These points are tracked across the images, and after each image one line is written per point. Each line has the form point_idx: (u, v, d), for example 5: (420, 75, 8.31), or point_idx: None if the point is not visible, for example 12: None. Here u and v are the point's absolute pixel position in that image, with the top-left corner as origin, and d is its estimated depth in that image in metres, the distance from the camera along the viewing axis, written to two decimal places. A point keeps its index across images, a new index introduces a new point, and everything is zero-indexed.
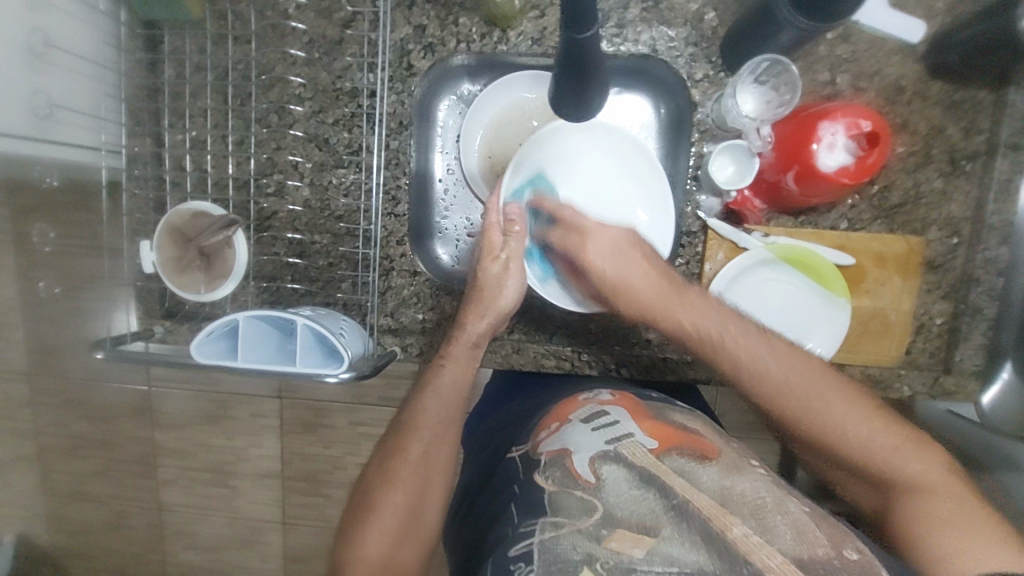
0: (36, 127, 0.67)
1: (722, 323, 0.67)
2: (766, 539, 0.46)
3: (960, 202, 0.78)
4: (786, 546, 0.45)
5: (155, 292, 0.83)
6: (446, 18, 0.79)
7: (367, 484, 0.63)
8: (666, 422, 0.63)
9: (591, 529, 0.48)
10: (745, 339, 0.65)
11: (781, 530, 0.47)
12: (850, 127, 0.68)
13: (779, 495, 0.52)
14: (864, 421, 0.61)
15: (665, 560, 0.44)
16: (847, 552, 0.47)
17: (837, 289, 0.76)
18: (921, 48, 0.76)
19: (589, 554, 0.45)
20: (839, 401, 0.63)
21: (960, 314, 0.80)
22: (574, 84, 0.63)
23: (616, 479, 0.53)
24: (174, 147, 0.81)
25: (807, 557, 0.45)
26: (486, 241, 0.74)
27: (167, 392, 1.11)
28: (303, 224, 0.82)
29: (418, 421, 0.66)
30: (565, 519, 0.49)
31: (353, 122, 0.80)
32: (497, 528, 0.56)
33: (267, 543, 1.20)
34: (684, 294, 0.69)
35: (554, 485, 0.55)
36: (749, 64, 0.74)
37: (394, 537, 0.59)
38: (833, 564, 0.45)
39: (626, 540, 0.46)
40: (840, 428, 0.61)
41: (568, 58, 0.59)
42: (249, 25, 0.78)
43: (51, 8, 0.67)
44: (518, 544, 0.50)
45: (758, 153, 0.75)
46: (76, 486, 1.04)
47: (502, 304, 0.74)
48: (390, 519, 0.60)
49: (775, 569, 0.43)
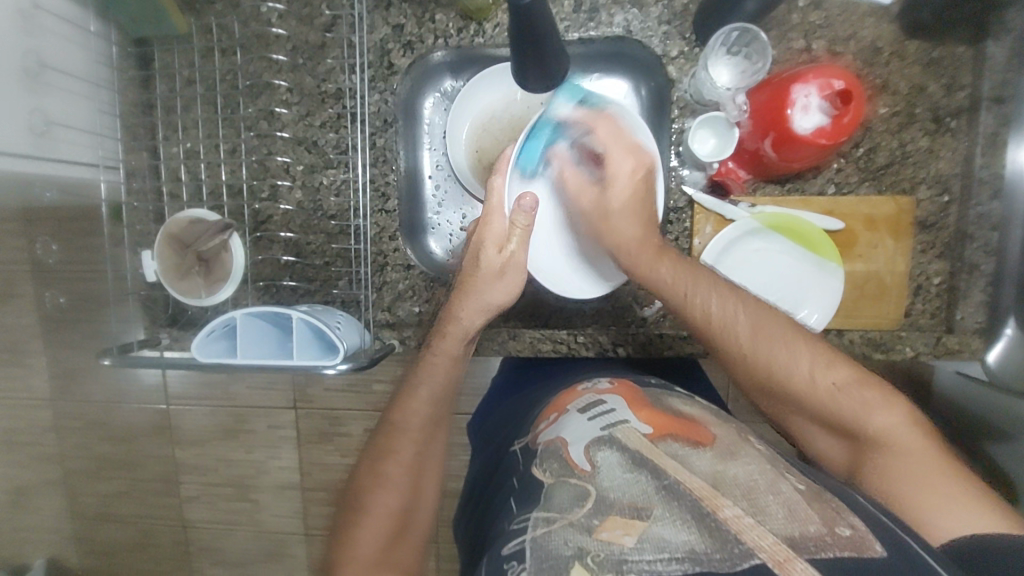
0: (36, 146, 0.70)
1: (695, 279, 0.66)
2: (758, 520, 0.42)
3: (948, 158, 0.78)
4: (777, 526, 0.42)
5: (160, 300, 0.87)
6: (423, 16, 0.81)
7: (356, 486, 0.61)
8: (665, 410, 0.58)
9: (582, 520, 0.44)
10: (714, 291, 0.65)
11: (772, 508, 0.43)
12: (823, 87, 0.68)
13: (774, 477, 0.48)
14: (826, 369, 0.59)
15: (656, 547, 0.41)
16: (840, 528, 0.43)
17: (829, 254, 0.76)
18: (894, 8, 0.76)
19: (580, 548, 0.42)
20: (806, 347, 0.60)
21: (957, 272, 0.79)
22: (532, 52, 0.63)
23: (611, 465, 0.49)
24: (169, 159, 0.84)
25: (798, 534, 0.41)
26: (488, 227, 0.71)
27: (186, 409, 1.12)
28: (297, 225, 0.84)
29: (407, 422, 0.64)
30: (557, 513, 0.46)
31: (339, 122, 0.82)
32: (496, 523, 0.54)
33: (292, 555, 1.19)
34: (661, 252, 0.69)
35: (552, 477, 0.52)
36: (718, 35, 0.75)
37: (388, 538, 0.58)
38: (824, 541, 0.41)
39: (618, 528, 0.43)
40: (810, 383, 0.59)
41: (519, 26, 0.60)
42: (234, 36, 0.81)
43: (50, 34, 0.70)
44: (512, 541, 0.47)
45: (736, 123, 0.76)
46: (102, 508, 1.13)
47: (496, 300, 0.71)
48: (381, 522, 0.58)
49: (768, 549, 0.39)
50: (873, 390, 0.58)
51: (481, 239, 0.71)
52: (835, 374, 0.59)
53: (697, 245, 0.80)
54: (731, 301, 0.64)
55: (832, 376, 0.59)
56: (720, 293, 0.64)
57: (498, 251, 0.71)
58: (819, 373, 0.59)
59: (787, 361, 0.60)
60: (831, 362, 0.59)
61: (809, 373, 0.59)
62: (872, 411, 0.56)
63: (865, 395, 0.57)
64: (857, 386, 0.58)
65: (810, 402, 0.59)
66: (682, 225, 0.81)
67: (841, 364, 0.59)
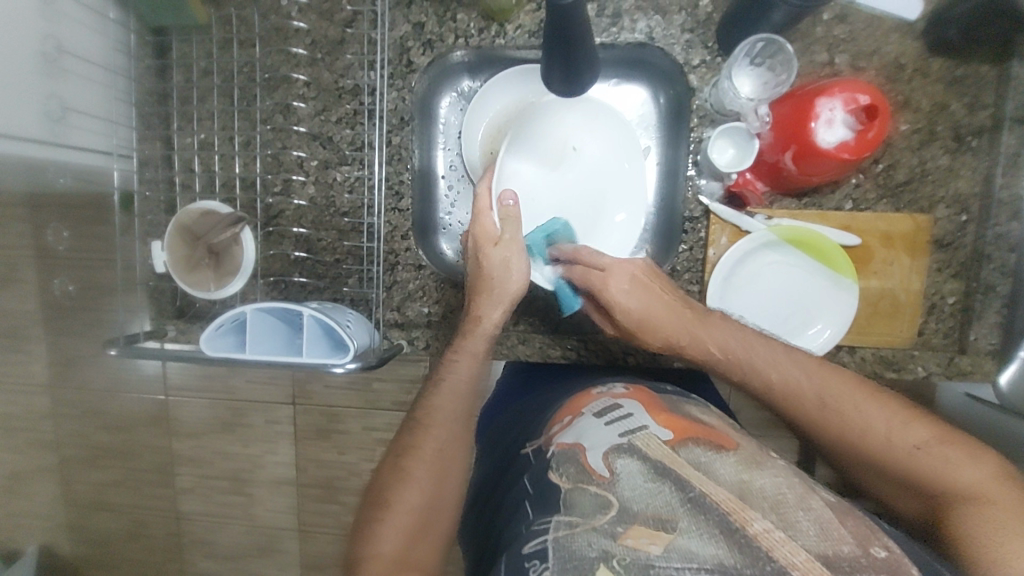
0: (51, 131, 0.70)
1: (742, 341, 0.64)
2: (789, 536, 0.41)
3: (967, 178, 0.78)
4: (810, 543, 0.41)
5: (167, 292, 0.84)
6: (444, 15, 0.81)
7: (379, 483, 0.60)
8: (682, 415, 0.58)
9: (606, 526, 0.44)
10: (756, 346, 0.64)
11: (804, 525, 0.43)
12: (848, 102, 0.68)
13: (802, 490, 0.47)
14: (902, 426, 0.56)
15: (684, 556, 0.40)
16: (876, 550, 0.42)
17: (844, 270, 0.75)
18: (919, 25, 0.76)
19: (604, 551, 0.42)
20: (877, 403, 0.58)
21: (972, 292, 0.79)
22: (562, 51, 0.62)
23: (631, 474, 0.49)
24: (183, 149, 0.83)
25: (832, 553, 0.40)
26: (478, 227, 0.71)
27: (184, 401, 1.08)
28: (308, 221, 0.84)
29: (421, 421, 0.64)
30: (580, 518, 0.46)
31: (356, 119, 0.82)
32: (508, 528, 0.53)
33: (283, 551, 1.16)
34: (697, 320, 0.68)
35: (569, 482, 0.51)
36: (744, 45, 0.74)
37: (409, 534, 0.56)
38: (859, 563, 0.40)
39: (643, 537, 0.42)
40: (886, 440, 0.56)
41: (555, 26, 0.59)
42: (253, 28, 0.81)
43: (67, 18, 0.70)
44: (532, 541, 0.46)
45: (757, 134, 0.75)
46: (97, 496, 1.11)
47: (512, 288, 0.70)
48: (402, 514, 0.57)
49: (802, 568, 0.39)
50: (955, 448, 0.54)
51: (477, 245, 0.71)
52: (912, 433, 0.56)
53: (712, 256, 0.79)
54: (786, 358, 0.62)
55: (910, 435, 0.56)
56: (773, 353, 0.63)
57: (496, 247, 0.70)
58: (895, 431, 0.56)
59: (856, 418, 0.58)
60: (910, 419, 0.57)
61: (884, 432, 0.56)
62: (955, 468, 0.53)
63: (944, 452, 0.54)
64: (938, 443, 0.55)
65: (885, 457, 0.56)
66: (697, 235, 0.81)
67: (918, 424, 0.56)
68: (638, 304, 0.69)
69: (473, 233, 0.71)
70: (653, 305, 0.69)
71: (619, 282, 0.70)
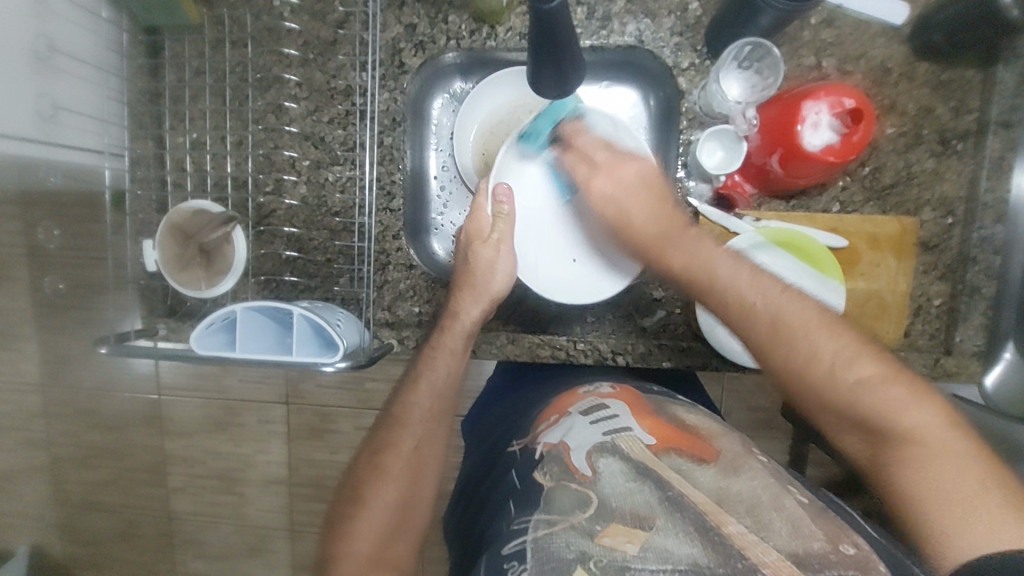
0: (41, 129, 0.70)
1: (714, 266, 0.66)
2: (762, 536, 0.42)
3: (952, 181, 0.78)
4: (781, 542, 0.42)
5: (158, 291, 0.86)
6: (436, 16, 0.81)
7: (358, 480, 0.60)
8: (668, 419, 0.58)
9: (585, 524, 0.44)
10: (727, 269, 0.65)
11: (775, 525, 0.44)
12: (833, 106, 0.69)
13: (776, 493, 0.48)
14: (852, 362, 0.58)
15: (660, 557, 0.41)
16: (845, 547, 0.43)
17: (832, 273, 0.73)
18: (904, 30, 0.77)
19: (582, 552, 0.42)
20: (828, 336, 0.60)
21: (958, 294, 0.79)
22: (548, 53, 0.62)
23: (612, 473, 0.49)
24: (174, 148, 0.83)
25: (802, 551, 0.41)
26: (471, 224, 0.71)
27: (175, 400, 1.09)
28: (300, 221, 0.84)
29: (405, 416, 0.64)
30: (559, 515, 0.46)
31: (348, 119, 0.82)
32: (491, 525, 0.53)
33: (274, 551, 1.16)
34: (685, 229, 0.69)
35: (552, 481, 0.51)
36: (732, 48, 0.75)
37: (382, 540, 0.57)
38: (829, 558, 0.41)
39: (621, 535, 0.43)
40: (833, 376, 0.58)
41: (540, 30, 0.59)
42: (246, 28, 0.81)
43: (59, 17, 0.71)
44: (512, 541, 0.46)
45: (745, 136, 0.76)
46: (88, 495, 1.11)
47: (495, 287, 0.71)
48: (379, 521, 0.58)
49: (773, 565, 0.40)
50: (900, 386, 0.57)
51: (469, 241, 0.72)
52: (857, 369, 0.58)
53: None
54: (760, 283, 0.64)
55: (855, 370, 0.58)
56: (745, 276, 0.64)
57: (484, 246, 0.70)
58: (842, 363, 0.58)
59: (808, 356, 0.60)
60: (855, 357, 0.58)
61: (830, 368, 0.59)
62: (901, 414, 0.55)
63: (889, 390, 0.57)
64: (883, 380, 0.57)
65: (831, 395, 0.59)
66: None
67: (866, 361, 0.58)
68: (619, 209, 0.71)
69: (467, 230, 0.72)
70: (634, 215, 0.70)
71: (603, 182, 0.71)
